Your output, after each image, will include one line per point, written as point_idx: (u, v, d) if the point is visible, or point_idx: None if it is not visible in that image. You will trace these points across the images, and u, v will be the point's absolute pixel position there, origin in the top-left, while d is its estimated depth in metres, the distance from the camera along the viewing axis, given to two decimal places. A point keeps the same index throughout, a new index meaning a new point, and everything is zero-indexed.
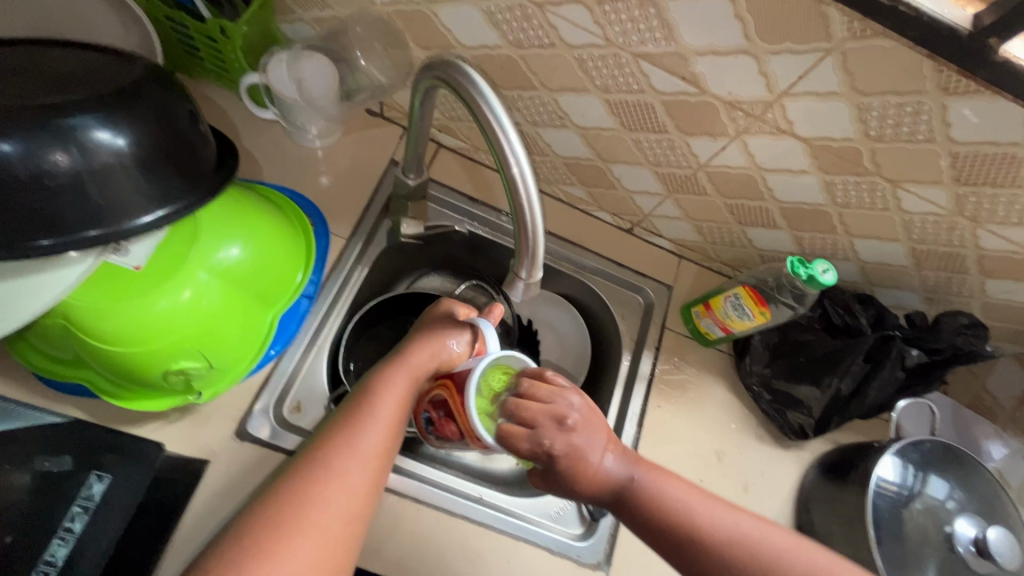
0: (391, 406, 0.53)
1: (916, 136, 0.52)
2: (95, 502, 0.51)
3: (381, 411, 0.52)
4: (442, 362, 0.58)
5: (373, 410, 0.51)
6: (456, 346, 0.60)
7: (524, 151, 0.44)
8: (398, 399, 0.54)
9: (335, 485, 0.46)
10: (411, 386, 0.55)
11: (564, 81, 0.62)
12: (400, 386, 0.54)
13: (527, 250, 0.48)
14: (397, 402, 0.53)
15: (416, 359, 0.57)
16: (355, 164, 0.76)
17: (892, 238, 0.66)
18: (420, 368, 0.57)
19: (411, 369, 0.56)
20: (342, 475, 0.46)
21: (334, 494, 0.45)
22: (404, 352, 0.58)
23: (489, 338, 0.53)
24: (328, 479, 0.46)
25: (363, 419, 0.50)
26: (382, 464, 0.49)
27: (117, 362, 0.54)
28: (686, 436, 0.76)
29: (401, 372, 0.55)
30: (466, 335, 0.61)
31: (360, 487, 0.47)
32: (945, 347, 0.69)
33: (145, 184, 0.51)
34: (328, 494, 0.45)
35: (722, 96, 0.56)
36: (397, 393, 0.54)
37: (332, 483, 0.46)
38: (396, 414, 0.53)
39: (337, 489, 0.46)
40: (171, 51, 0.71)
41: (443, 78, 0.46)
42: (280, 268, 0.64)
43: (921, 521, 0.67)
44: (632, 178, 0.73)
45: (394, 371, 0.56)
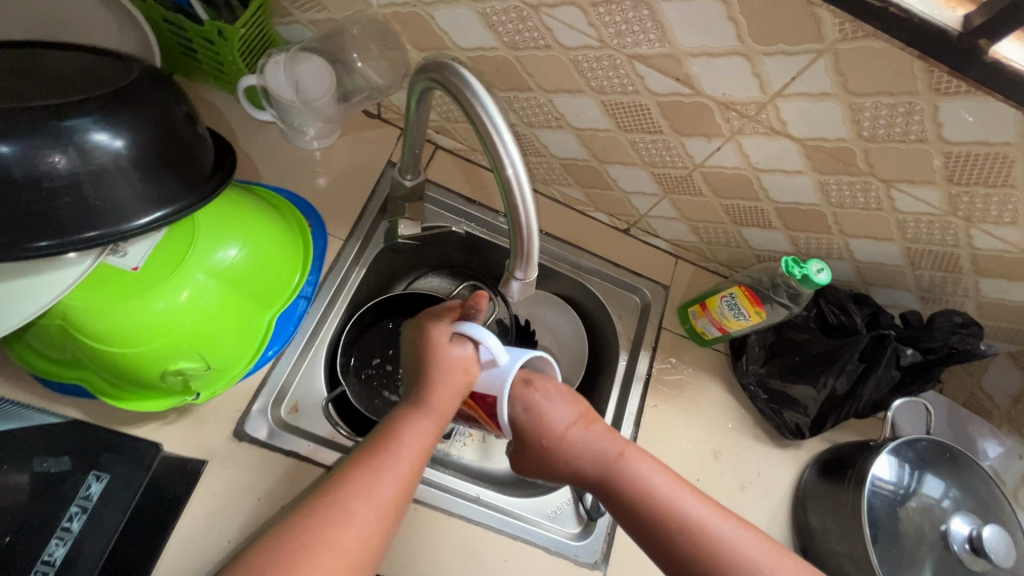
0: (414, 452, 0.52)
1: (908, 136, 0.52)
2: (93, 502, 0.52)
3: (405, 455, 0.51)
4: (463, 390, 0.55)
5: (397, 455, 0.50)
6: (463, 353, 0.55)
7: (518, 152, 0.44)
8: (423, 444, 0.53)
9: (351, 532, 0.45)
10: (435, 431, 0.54)
11: (559, 82, 0.63)
12: (423, 429, 0.53)
13: (523, 250, 0.48)
14: (419, 449, 0.52)
15: (438, 390, 0.54)
16: (353, 166, 0.77)
17: (886, 237, 0.66)
18: (444, 408, 0.54)
19: (438, 411, 0.54)
20: (358, 521, 0.46)
21: (348, 539, 0.45)
22: (424, 380, 0.55)
23: (495, 372, 0.54)
24: (345, 524, 0.45)
25: (386, 463, 0.50)
26: (397, 514, 0.49)
27: (115, 362, 0.54)
28: (683, 436, 0.77)
29: (427, 413, 0.54)
30: (472, 346, 0.55)
31: (373, 533, 0.46)
32: (940, 346, 0.69)
33: (143, 185, 0.51)
34: (343, 539, 0.45)
35: (716, 97, 0.56)
36: (422, 436, 0.53)
37: (348, 528, 0.45)
38: (420, 460, 0.52)
39: (352, 534, 0.45)
40: (169, 53, 0.71)
41: (439, 79, 0.46)
42: (278, 269, 0.64)
43: (917, 520, 0.67)
44: (628, 178, 0.74)
45: (420, 413, 0.54)
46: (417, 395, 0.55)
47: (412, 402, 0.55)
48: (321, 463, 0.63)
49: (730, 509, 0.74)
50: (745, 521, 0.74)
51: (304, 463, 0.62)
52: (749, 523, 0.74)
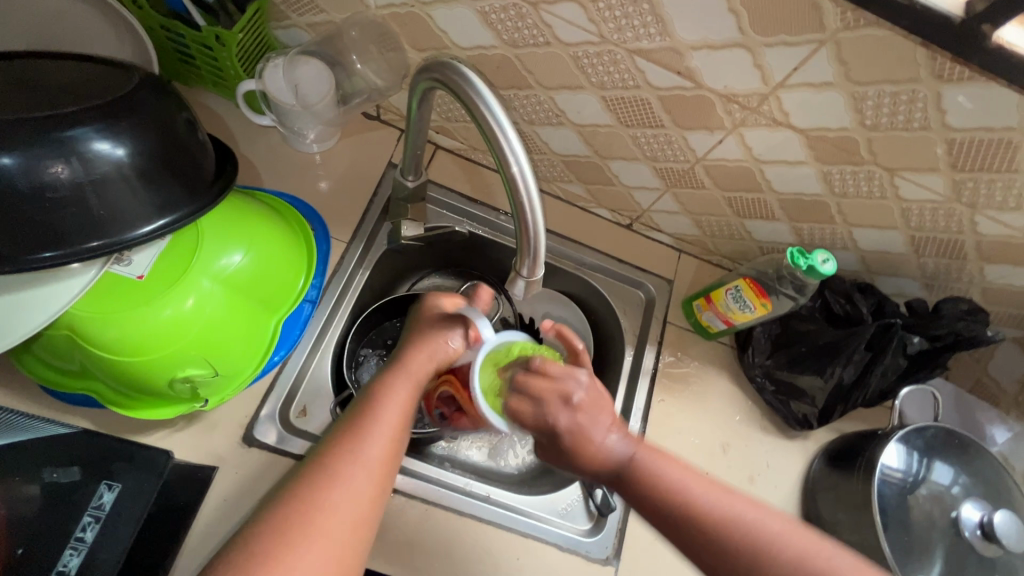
0: (396, 411, 0.53)
1: (912, 123, 0.52)
2: (106, 512, 0.52)
3: (385, 415, 0.52)
4: (441, 360, 0.58)
5: (377, 415, 0.52)
6: (454, 341, 0.58)
7: (523, 150, 0.44)
8: (404, 403, 0.54)
9: (342, 490, 0.47)
10: (413, 391, 0.55)
11: (559, 79, 0.62)
12: (405, 393, 0.55)
13: (528, 248, 0.48)
14: (403, 410, 0.54)
15: (413, 358, 0.57)
16: (354, 168, 0.77)
17: (891, 226, 0.66)
18: (419, 369, 0.56)
19: (414, 373, 0.56)
20: (349, 480, 0.48)
21: (340, 500, 0.46)
22: (406, 350, 0.58)
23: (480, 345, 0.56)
24: (333, 484, 0.47)
25: (369, 424, 0.51)
26: (386, 468, 0.50)
27: (123, 371, 0.54)
28: (691, 429, 0.77)
29: (405, 378, 0.55)
30: (462, 332, 0.59)
31: (366, 490, 0.48)
32: (947, 333, 0.69)
33: (145, 193, 0.51)
34: (335, 500, 0.46)
35: (717, 89, 0.56)
36: (401, 398, 0.54)
37: (338, 486, 0.47)
38: (404, 418, 0.53)
39: (343, 494, 0.47)
40: (167, 60, 0.71)
41: (440, 79, 0.46)
42: (281, 273, 0.64)
43: (927, 507, 0.67)
44: (630, 173, 0.74)
45: (397, 374, 0.56)
46: (392, 364, 0.57)
47: (387, 369, 0.57)
48: None
49: None
50: None
51: None
52: None
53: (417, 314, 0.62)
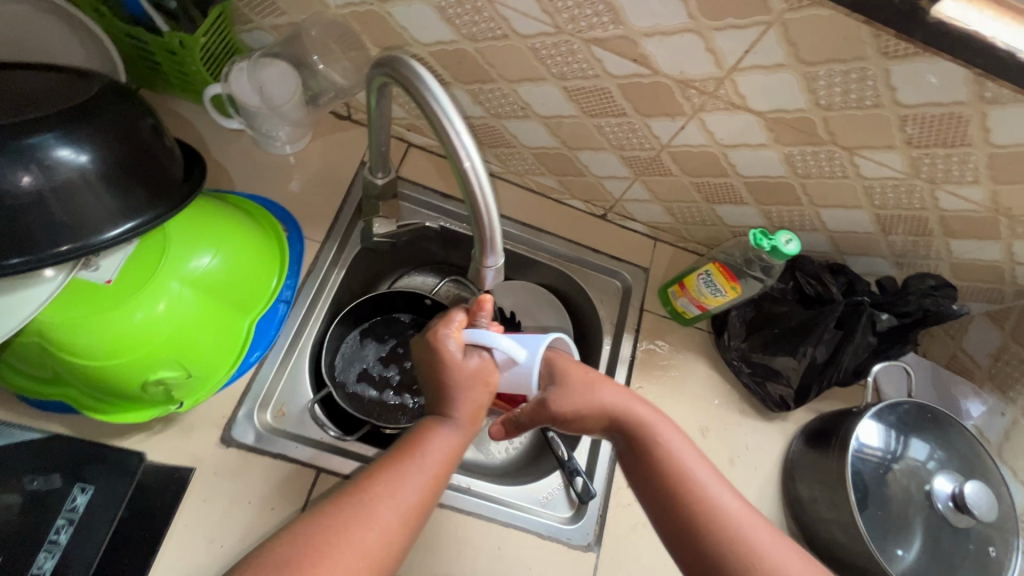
0: (439, 458, 0.51)
1: (864, 102, 0.53)
2: (78, 514, 0.53)
3: (429, 462, 0.50)
4: (484, 398, 0.54)
5: (420, 461, 0.50)
6: (482, 366, 0.54)
7: (472, 141, 0.44)
8: (449, 453, 0.52)
9: (374, 535, 0.46)
10: (458, 439, 0.53)
11: (521, 72, 0.63)
12: (449, 441, 0.52)
13: (485, 237, 0.48)
14: (445, 461, 0.51)
15: (462, 403, 0.53)
16: (325, 168, 0.77)
17: (855, 205, 0.67)
18: (468, 417, 0.54)
19: (461, 420, 0.54)
20: (382, 524, 0.46)
21: (369, 544, 0.45)
22: (451, 390, 0.53)
23: (518, 369, 0.53)
24: (368, 527, 0.46)
25: (410, 470, 0.49)
26: (418, 517, 0.48)
27: (95, 376, 0.54)
28: (670, 415, 0.77)
29: (453, 424, 0.53)
30: (489, 355, 0.55)
31: (395, 537, 0.47)
32: (915, 310, 0.71)
33: (111, 198, 0.51)
34: (366, 543, 0.45)
35: (673, 75, 0.57)
36: (445, 446, 0.52)
37: (372, 530, 0.46)
38: (446, 468, 0.51)
39: (376, 540, 0.46)
40: (134, 67, 0.71)
41: (392, 74, 0.46)
42: (254, 274, 0.65)
43: (903, 482, 0.68)
44: (599, 163, 0.74)
45: (445, 420, 0.53)
46: (441, 406, 0.54)
47: (437, 412, 0.54)
48: (310, 463, 0.63)
49: None
50: None
51: (293, 465, 0.63)
52: None
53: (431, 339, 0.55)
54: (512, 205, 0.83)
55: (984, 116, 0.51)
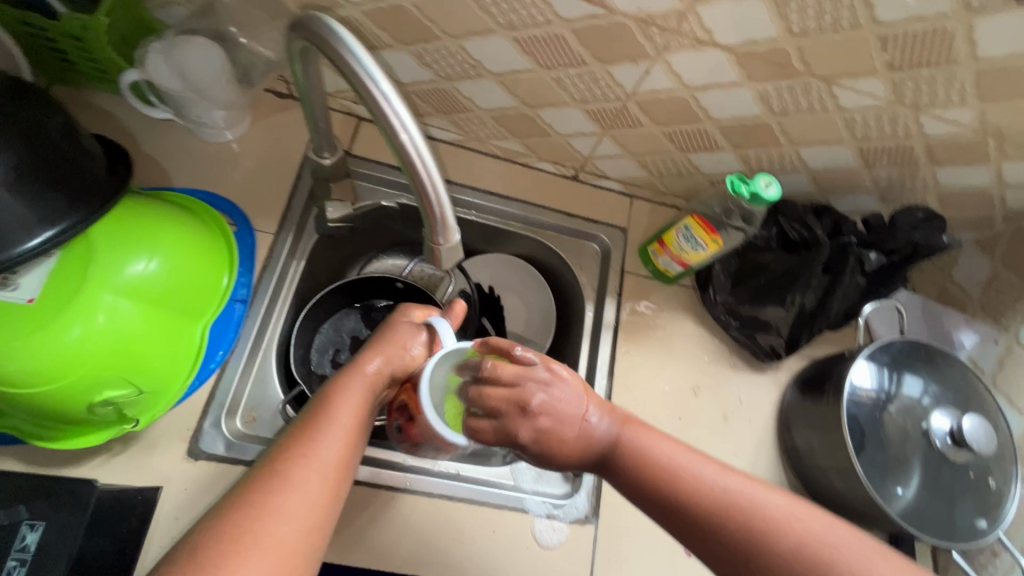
0: (351, 411, 0.48)
1: (841, 24, 0.48)
2: (30, 554, 0.48)
3: (341, 416, 0.47)
4: (399, 363, 0.53)
5: (331, 417, 0.46)
6: (414, 346, 0.55)
7: (406, 110, 0.39)
8: (358, 405, 0.49)
9: (295, 497, 0.41)
10: (366, 391, 0.50)
11: (465, 25, 0.57)
12: (359, 393, 0.49)
13: (434, 213, 0.44)
14: (358, 410, 0.48)
15: (372, 360, 0.52)
16: (270, 152, 0.71)
17: (837, 140, 0.63)
18: (376, 369, 0.52)
19: (371, 374, 0.51)
20: (301, 483, 0.42)
21: (292, 506, 0.41)
22: (359, 353, 0.53)
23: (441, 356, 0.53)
24: (287, 489, 0.41)
25: (321, 426, 0.46)
26: (341, 473, 0.44)
27: (34, 402, 0.50)
28: (659, 377, 0.75)
29: (359, 377, 0.51)
30: (425, 336, 0.56)
31: (321, 495, 0.42)
32: (904, 246, 0.67)
33: (21, 206, 0.47)
34: (289, 506, 0.41)
35: (632, 13, 0.51)
36: (355, 398, 0.49)
37: (292, 493, 0.41)
38: (359, 420, 0.48)
39: (298, 500, 0.41)
40: (39, 59, 0.64)
41: (309, 37, 0.41)
42: (200, 276, 0.60)
43: (900, 422, 0.67)
44: (563, 120, 0.69)
45: (349, 374, 0.51)
46: (347, 366, 0.52)
47: (342, 370, 0.52)
48: None
49: (715, 441, 0.73)
50: (733, 451, 0.73)
51: None
52: (736, 452, 0.73)
53: (389, 317, 0.59)
54: (476, 174, 0.78)
55: (970, 28, 0.47)
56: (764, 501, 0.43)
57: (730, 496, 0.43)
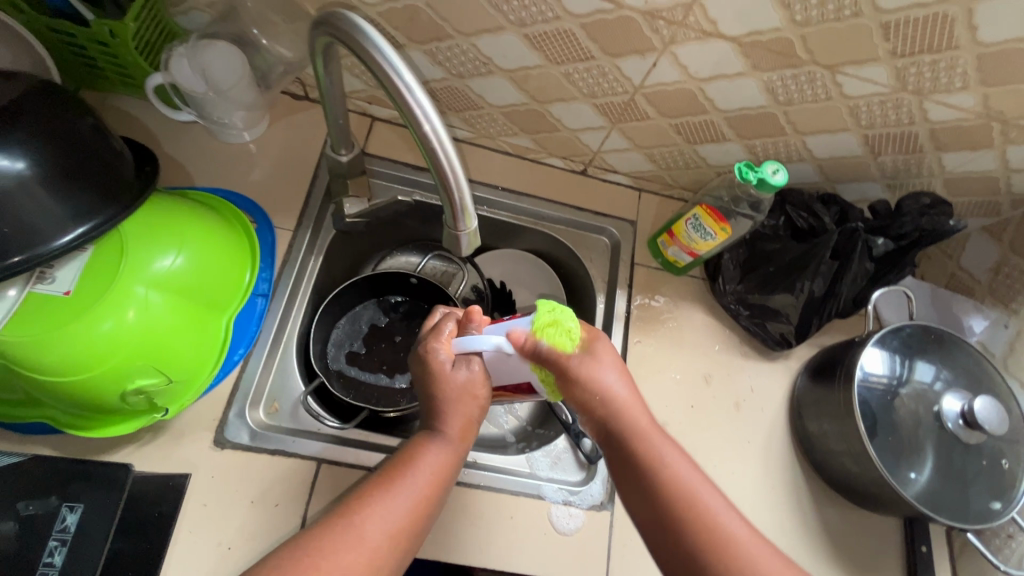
0: (431, 477, 0.50)
1: (843, 12, 0.50)
2: (71, 534, 0.53)
3: (419, 480, 0.50)
4: (476, 414, 0.54)
5: (413, 480, 0.50)
6: (474, 384, 0.53)
7: (428, 100, 0.41)
8: (438, 470, 0.51)
9: (359, 557, 0.45)
10: (450, 459, 0.52)
11: (477, 23, 0.59)
12: (439, 457, 0.51)
13: (454, 200, 0.46)
14: (436, 476, 0.51)
15: (452, 417, 0.52)
16: (288, 151, 0.73)
17: (842, 128, 0.64)
18: (459, 432, 0.53)
19: (453, 437, 0.53)
20: (371, 544, 0.46)
21: (355, 563, 0.45)
22: (439, 401, 0.53)
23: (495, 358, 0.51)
24: (354, 547, 0.45)
25: (397, 488, 0.49)
26: (407, 536, 0.48)
27: (70, 391, 0.52)
28: (671, 366, 0.76)
29: (443, 441, 0.52)
30: (481, 370, 0.54)
31: (381, 555, 0.46)
32: (911, 231, 0.68)
33: (57, 205, 0.49)
34: (355, 564, 0.45)
35: (638, 7, 0.53)
36: (436, 464, 0.51)
37: (357, 551, 0.45)
38: (437, 485, 0.50)
39: (362, 560, 0.45)
40: (67, 65, 0.66)
41: (335, 33, 0.43)
42: (224, 270, 0.62)
43: (912, 407, 0.67)
44: (572, 115, 0.71)
45: (434, 437, 0.52)
46: (430, 420, 0.53)
47: (428, 426, 0.53)
48: (310, 456, 0.62)
49: (728, 428, 0.74)
50: (745, 438, 0.74)
51: (294, 460, 0.62)
52: (748, 439, 0.74)
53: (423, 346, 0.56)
54: (487, 171, 0.80)
55: (970, 13, 0.48)
56: (722, 518, 0.48)
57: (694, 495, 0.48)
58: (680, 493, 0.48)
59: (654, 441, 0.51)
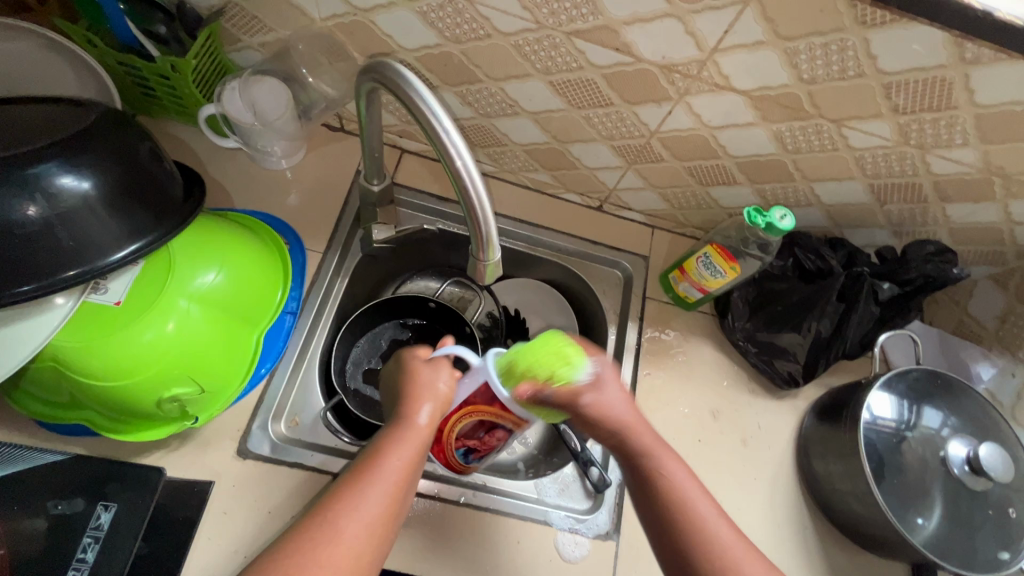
0: (400, 465, 0.49)
1: (847, 72, 0.54)
2: (104, 532, 0.55)
3: (391, 470, 0.49)
4: (443, 410, 0.55)
5: (383, 470, 0.48)
6: (444, 381, 0.56)
7: (462, 141, 0.45)
8: (409, 460, 0.50)
9: (338, 554, 0.44)
10: (420, 448, 0.51)
11: (506, 69, 0.64)
12: (410, 446, 0.51)
13: (480, 231, 0.49)
14: (408, 465, 0.50)
15: (422, 412, 0.53)
16: (322, 179, 0.78)
17: (848, 177, 0.67)
18: (427, 423, 0.53)
19: (422, 427, 0.53)
20: (346, 538, 0.45)
21: (333, 561, 0.44)
22: (406, 399, 0.54)
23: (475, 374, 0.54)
24: (332, 545, 0.44)
25: (371, 480, 0.48)
26: (385, 528, 0.47)
27: (111, 396, 0.55)
28: (680, 399, 0.78)
29: (410, 430, 0.52)
30: (450, 371, 0.57)
31: (362, 550, 0.45)
32: (917, 277, 0.71)
33: (114, 222, 0.53)
34: (333, 561, 0.44)
35: (656, 61, 0.57)
36: (406, 453, 0.50)
37: (337, 549, 0.44)
38: (408, 474, 0.50)
39: (342, 557, 0.44)
40: (129, 94, 0.72)
41: (380, 79, 0.47)
42: (258, 287, 0.65)
43: (920, 451, 0.68)
44: (591, 155, 0.75)
45: (401, 426, 0.52)
46: (398, 415, 0.54)
47: (394, 420, 0.53)
48: (328, 470, 0.65)
49: (735, 464, 0.75)
50: (751, 474, 0.75)
51: (310, 472, 0.64)
52: (754, 476, 0.75)
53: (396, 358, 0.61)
54: (507, 203, 0.84)
55: (967, 77, 0.51)
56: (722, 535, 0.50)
57: (692, 508, 0.51)
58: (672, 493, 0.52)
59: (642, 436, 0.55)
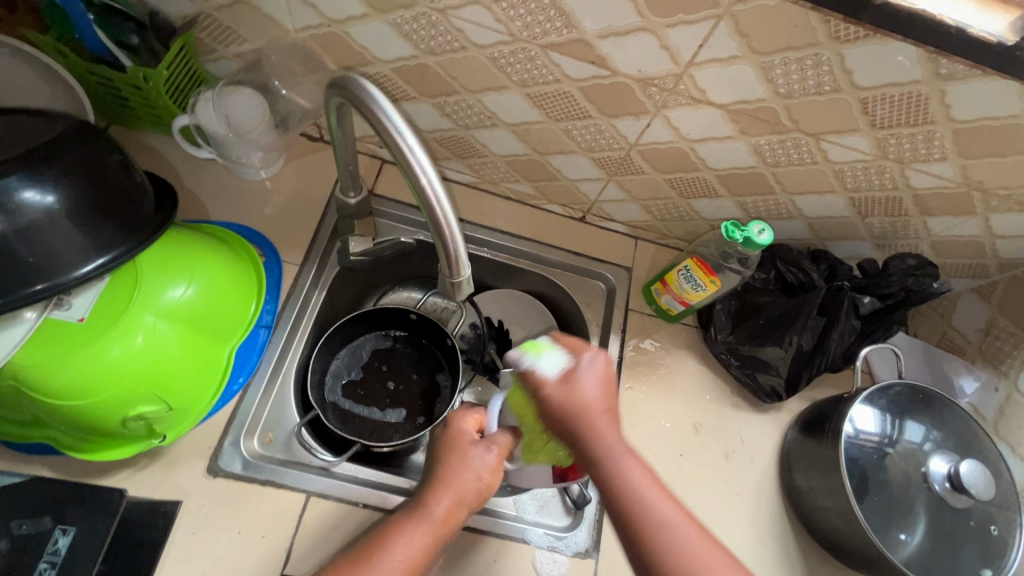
0: (410, 551, 0.53)
1: (823, 87, 0.53)
2: (61, 557, 0.53)
3: (392, 562, 0.52)
4: (468, 500, 0.56)
5: (384, 559, 0.52)
6: (480, 466, 0.58)
7: (427, 158, 0.44)
8: (414, 553, 0.53)
9: None
10: (430, 540, 0.54)
11: (482, 81, 0.63)
12: (419, 536, 0.54)
13: (449, 249, 0.48)
14: (410, 558, 0.53)
15: (443, 500, 0.55)
16: (300, 190, 0.77)
17: (829, 190, 0.67)
18: (444, 513, 0.55)
19: (437, 518, 0.55)
20: None
21: None
22: (433, 481, 0.57)
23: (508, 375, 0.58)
24: None
25: (371, 569, 0.51)
26: None
27: (74, 415, 0.54)
28: (662, 413, 0.77)
29: (424, 520, 0.54)
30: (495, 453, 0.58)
31: None
32: (897, 290, 0.71)
33: (79, 237, 0.51)
34: None
35: (632, 74, 0.57)
36: (412, 546, 0.53)
37: None
38: (409, 568, 0.52)
39: None
40: (102, 104, 0.71)
41: (345, 93, 0.46)
42: (230, 302, 0.64)
43: (902, 467, 0.67)
44: (571, 166, 0.74)
45: (418, 517, 0.55)
46: (420, 498, 0.56)
47: (413, 505, 0.56)
48: (302, 488, 0.63)
49: (717, 479, 0.74)
50: (733, 489, 0.74)
51: (282, 491, 0.63)
52: (737, 491, 0.74)
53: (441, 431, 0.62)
54: (488, 214, 0.83)
55: (942, 92, 0.51)
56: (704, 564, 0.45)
57: (659, 524, 0.46)
58: (646, 514, 0.47)
59: (600, 423, 0.51)
